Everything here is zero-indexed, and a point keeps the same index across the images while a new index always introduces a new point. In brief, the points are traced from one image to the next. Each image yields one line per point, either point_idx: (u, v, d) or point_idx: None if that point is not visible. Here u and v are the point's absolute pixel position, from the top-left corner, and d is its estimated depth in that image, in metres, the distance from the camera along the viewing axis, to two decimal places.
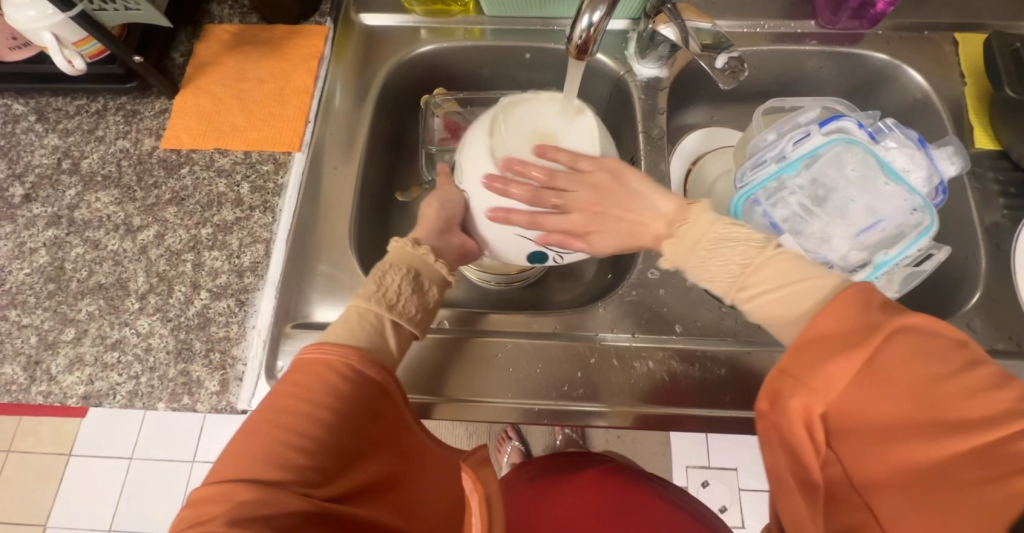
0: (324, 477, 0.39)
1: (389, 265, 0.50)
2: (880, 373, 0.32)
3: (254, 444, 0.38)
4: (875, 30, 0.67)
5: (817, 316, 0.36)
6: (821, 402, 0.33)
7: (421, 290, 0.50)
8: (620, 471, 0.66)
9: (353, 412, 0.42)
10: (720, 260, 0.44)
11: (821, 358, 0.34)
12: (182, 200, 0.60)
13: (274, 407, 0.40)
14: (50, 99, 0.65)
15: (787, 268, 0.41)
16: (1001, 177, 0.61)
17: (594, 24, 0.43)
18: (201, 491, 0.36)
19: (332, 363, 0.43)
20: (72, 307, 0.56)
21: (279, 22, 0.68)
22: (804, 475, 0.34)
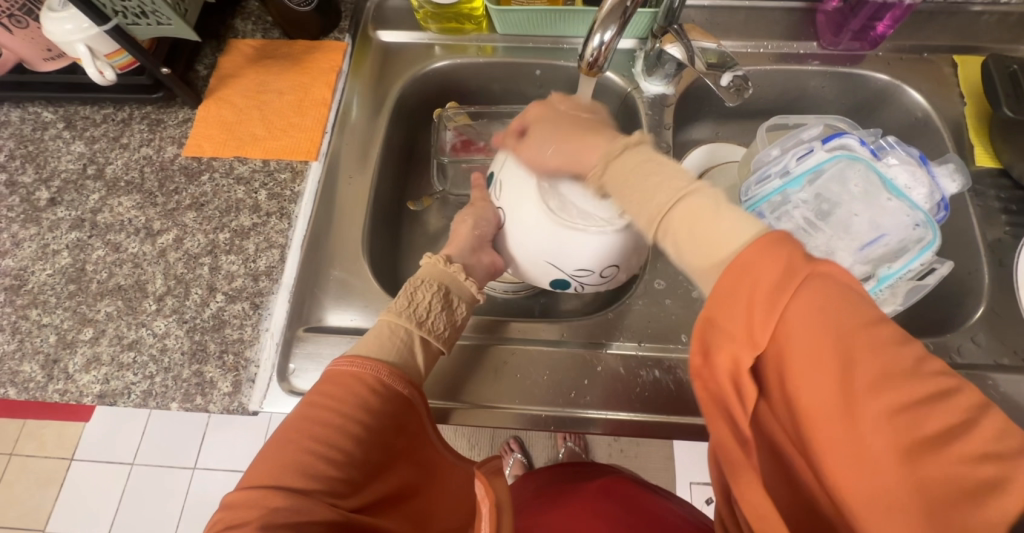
0: (350, 488, 0.39)
1: (420, 282, 0.52)
2: (801, 326, 0.29)
3: (283, 453, 0.38)
4: (875, 51, 0.69)
5: (740, 256, 0.32)
6: (746, 353, 0.31)
7: (449, 308, 0.52)
8: (625, 482, 0.66)
9: (379, 424, 0.43)
10: (641, 191, 0.40)
11: (738, 308, 0.31)
12: (202, 206, 0.62)
13: (304, 416, 0.41)
14: (78, 108, 0.67)
15: (703, 205, 0.36)
16: (1002, 194, 0.62)
17: (605, 43, 0.45)
18: (234, 496, 0.36)
19: (362, 375, 0.44)
20: (91, 308, 0.57)
21: (299, 37, 0.71)
22: (740, 433, 0.33)
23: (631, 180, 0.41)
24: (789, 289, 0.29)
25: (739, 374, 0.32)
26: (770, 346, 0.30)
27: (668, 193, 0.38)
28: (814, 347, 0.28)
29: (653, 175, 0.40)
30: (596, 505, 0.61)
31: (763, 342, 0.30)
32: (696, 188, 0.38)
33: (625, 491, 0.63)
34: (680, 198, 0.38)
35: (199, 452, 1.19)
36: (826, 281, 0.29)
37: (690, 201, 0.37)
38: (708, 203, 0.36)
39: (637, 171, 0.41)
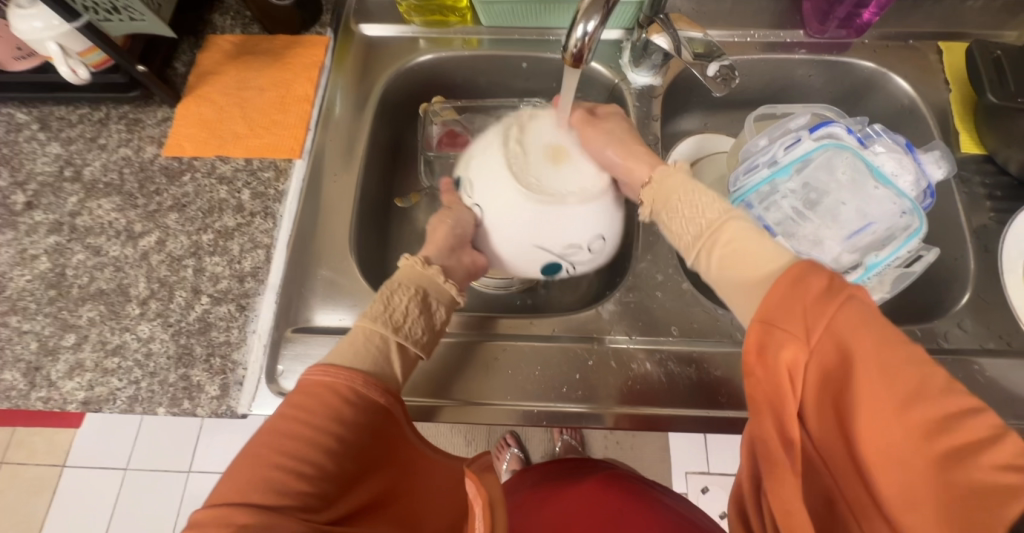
0: (323, 501, 0.39)
1: (397, 286, 0.51)
2: (855, 336, 0.32)
3: (253, 469, 0.38)
4: (862, 39, 0.69)
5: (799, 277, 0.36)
6: (803, 356, 0.33)
7: (422, 309, 0.50)
8: (620, 477, 0.66)
9: (354, 433, 0.42)
10: (684, 215, 0.50)
11: (795, 312, 0.34)
12: (184, 207, 0.61)
13: (275, 430, 0.41)
14: (53, 108, 0.66)
15: (747, 230, 0.45)
16: (987, 180, 0.63)
17: (589, 33, 0.44)
18: (201, 514, 0.36)
19: (335, 385, 0.44)
20: (72, 313, 0.56)
21: (280, 32, 0.70)
22: (784, 432, 0.35)
23: (677, 203, 0.50)
24: (845, 300, 0.33)
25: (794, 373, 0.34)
26: (825, 350, 0.33)
27: (714, 214, 0.48)
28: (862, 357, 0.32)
29: (701, 201, 0.49)
30: (592, 501, 0.61)
31: (821, 345, 0.33)
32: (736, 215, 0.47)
33: (621, 487, 0.64)
34: (721, 224, 0.47)
35: (193, 455, 1.18)
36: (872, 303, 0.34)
37: (733, 225, 0.46)
38: (745, 228, 0.45)
39: (684, 194, 0.51)
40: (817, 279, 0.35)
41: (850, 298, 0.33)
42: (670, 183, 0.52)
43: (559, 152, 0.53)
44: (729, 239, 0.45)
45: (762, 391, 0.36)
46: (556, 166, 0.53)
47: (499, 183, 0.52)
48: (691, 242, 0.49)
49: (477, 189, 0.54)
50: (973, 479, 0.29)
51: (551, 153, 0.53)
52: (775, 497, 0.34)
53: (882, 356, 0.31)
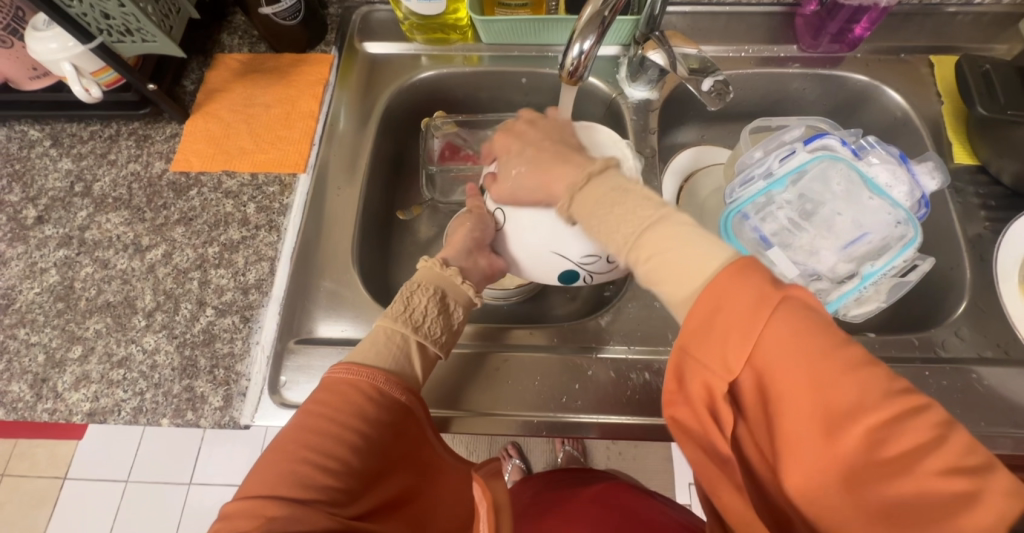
0: (349, 496, 0.39)
1: (417, 286, 0.52)
2: (769, 354, 0.31)
3: (281, 464, 0.38)
4: (854, 53, 0.71)
5: (721, 291, 0.33)
6: (719, 382, 0.33)
7: (444, 309, 0.51)
8: (622, 487, 0.66)
9: (377, 431, 0.43)
10: (608, 225, 0.42)
11: (712, 337, 0.33)
12: (190, 220, 0.62)
13: (301, 426, 0.41)
14: (66, 125, 0.67)
15: (671, 234, 0.38)
16: (980, 190, 0.63)
17: (584, 52, 0.46)
18: (231, 506, 0.36)
19: (359, 383, 0.44)
20: (80, 325, 0.57)
21: (286, 50, 0.72)
22: (719, 453, 0.33)
23: (603, 211, 0.42)
24: (761, 313, 0.31)
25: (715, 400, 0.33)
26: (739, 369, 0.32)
27: (641, 218, 0.40)
28: (780, 375, 0.31)
29: (625, 204, 0.42)
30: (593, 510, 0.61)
31: (734, 365, 0.32)
32: (667, 215, 0.40)
33: (622, 497, 0.64)
34: (646, 229, 0.40)
35: (194, 467, 1.17)
36: (800, 306, 0.32)
37: (661, 229, 0.39)
38: (676, 231, 0.38)
39: (609, 199, 0.43)
40: (737, 289, 0.33)
41: (768, 310, 0.31)
42: (584, 190, 0.44)
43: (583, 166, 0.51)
44: (658, 249, 0.38)
45: (685, 415, 0.35)
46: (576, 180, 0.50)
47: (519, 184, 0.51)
48: (614, 254, 0.42)
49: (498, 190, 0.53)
50: (920, 487, 0.28)
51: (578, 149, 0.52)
52: (729, 514, 0.33)
53: (796, 371, 0.30)
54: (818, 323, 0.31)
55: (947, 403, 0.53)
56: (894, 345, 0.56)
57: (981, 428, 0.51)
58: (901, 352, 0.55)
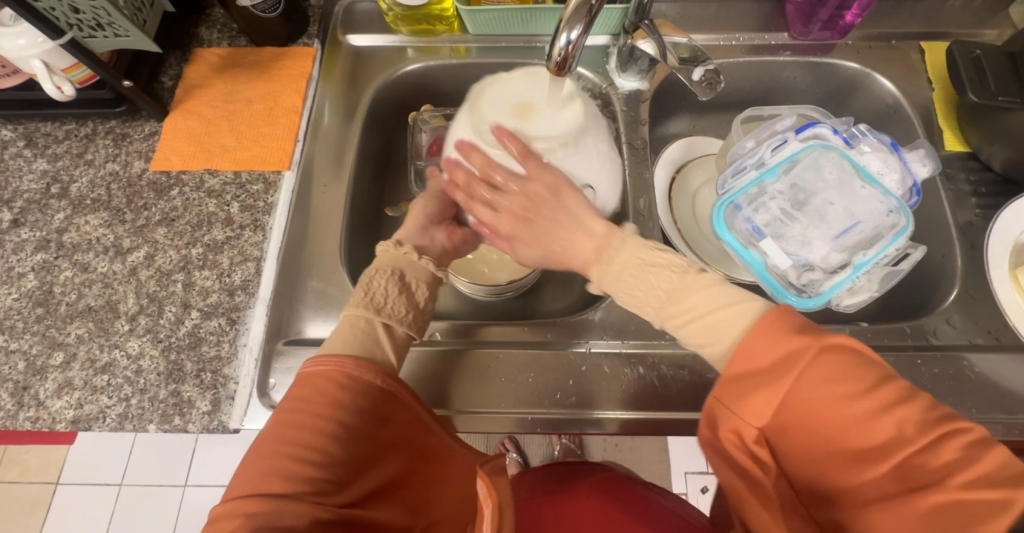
0: (336, 485, 0.38)
1: (374, 271, 0.50)
2: (803, 400, 0.33)
3: (262, 460, 0.37)
4: (845, 40, 0.70)
5: (750, 344, 0.36)
6: (753, 427, 0.34)
7: (407, 286, 0.50)
8: (618, 478, 0.66)
9: (357, 418, 0.41)
10: (644, 287, 0.45)
11: (746, 386, 0.35)
12: (172, 221, 0.60)
13: (279, 422, 0.40)
14: (39, 125, 0.65)
15: (703, 299, 0.42)
16: (971, 177, 0.63)
17: (572, 41, 0.45)
18: (218, 509, 0.36)
19: (333, 372, 0.42)
20: (60, 331, 0.56)
21: (267, 44, 0.70)
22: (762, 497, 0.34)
23: (635, 283, 0.46)
24: (792, 363, 0.34)
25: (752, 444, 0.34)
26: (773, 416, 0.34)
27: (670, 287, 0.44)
28: (814, 420, 0.33)
29: (652, 274, 0.45)
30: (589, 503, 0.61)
31: (767, 412, 0.34)
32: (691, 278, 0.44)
33: (618, 489, 0.64)
34: (676, 299, 0.44)
35: (189, 469, 1.16)
36: (829, 353, 0.34)
37: (692, 296, 0.43)
38: (705, 295, 0.42)
39: (636, 269, 0.46)
40: (771, 344, 0.35)
41: (797, 358, 0.34)
42: (610, 266, 0.47)
43: (528, 108, 0.50)
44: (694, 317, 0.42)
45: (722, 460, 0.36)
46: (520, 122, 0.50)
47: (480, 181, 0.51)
48: (653, 317, 0.45)
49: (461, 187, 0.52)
50: (957, 498, 0.30)
51: (518, 107, 0.50)
52: None
53: (829, 413, 0.33)
54: (847, 370, 0.33)
55: (939, 391, 0.53)
56: (887, 333, 0.56)
57: (973, 414, 0.52)
58: (894, 341, 0.55)
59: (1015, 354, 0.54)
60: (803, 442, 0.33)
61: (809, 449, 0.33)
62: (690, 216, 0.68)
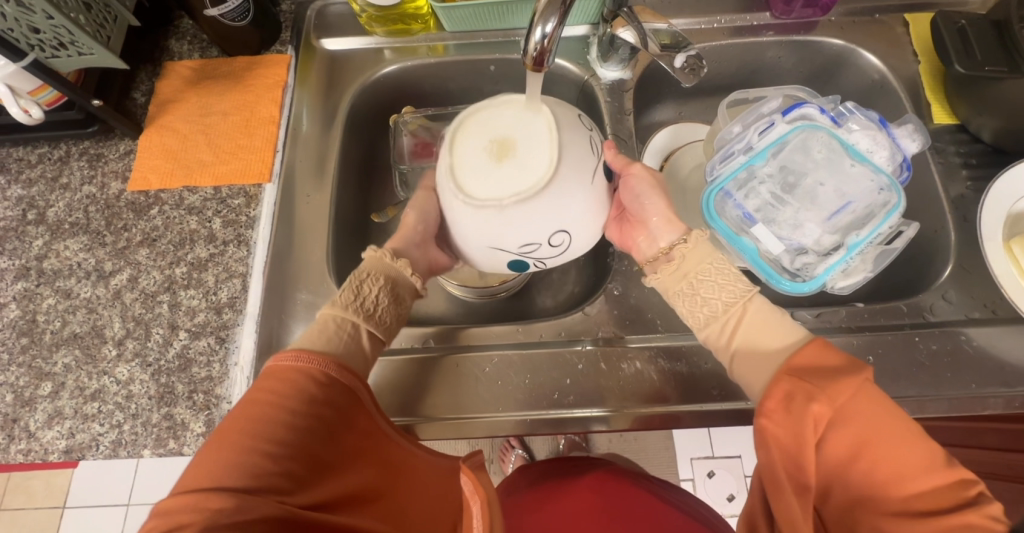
0: (293, 483, 0.38)
1: (366, 275, 0.50)
2: (869, 401, 0.37)
3: (225, 453, 0.37)
4: (828, 17, 0.69)
5: (815, 350, 0.42)
6: (829, 412, 0.37)
7: (389, 293, 0.50)
8: (616, 476, 0.66)
9: (324, 417, 0.42)
10: (719, 280, 0.49)
11: (821, 377, 0.39)
12: (154, 241, 0.59)
13: (242, 415, 0.40)
14: (11, 150, 0.64)
15: (765, 308, 0.48)
16: (961, 149, 0.63)
17: (548, 35, 0.43)
18: (175, 499, 0.35)
19: (297, 368, 0.43)
20: (47, 360, 0.55)
21: (239, 54, 0.68)
22: (800, 478, 0.37)
23: (702, 277, 0.50)
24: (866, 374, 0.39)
25: (821, 429, 0.37)
26: (841, 407, 0.37)
27: (744, 290, 0.49)
28: (872, 426, 0.37)
29: (727, 272, 0.50)
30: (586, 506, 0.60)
31: (839, 400, 0.37)
32: (756, 295, 0.49)
33: (615, 489, 0.63)
34: (744, 301, 0.49)
35: None
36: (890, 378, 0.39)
37: (755, 305, 0.48)
38: (765, 309, 0.48)
39: (714, 264, 0.50)
40: (834, 357, 0.41)
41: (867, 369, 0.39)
42: (693, 250, 0.51)
43: (506, 144, 0.45)
44: (744, 323, 0.48)
45: (778, 435, 0.38)
46: (499, 163, 0.45)
47: (486, 230, 0.46)
48: (706, 316, 0.49)
49: (476, 241, 0.47)
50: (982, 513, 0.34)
51: (492, 148, 0.46)
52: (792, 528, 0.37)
53: (882, 426, 0.37)
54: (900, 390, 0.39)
55: (936, 368, 0.53)
56: (883, 313, 0.55)
57: (972, 389, 0.52)
58: (889, 320, 0.55)
59: (1012, 326, 0.54)
60: (862, 439, 0.36)
61: (862, 457, 0.37)
62: (681, 205, 0.67)
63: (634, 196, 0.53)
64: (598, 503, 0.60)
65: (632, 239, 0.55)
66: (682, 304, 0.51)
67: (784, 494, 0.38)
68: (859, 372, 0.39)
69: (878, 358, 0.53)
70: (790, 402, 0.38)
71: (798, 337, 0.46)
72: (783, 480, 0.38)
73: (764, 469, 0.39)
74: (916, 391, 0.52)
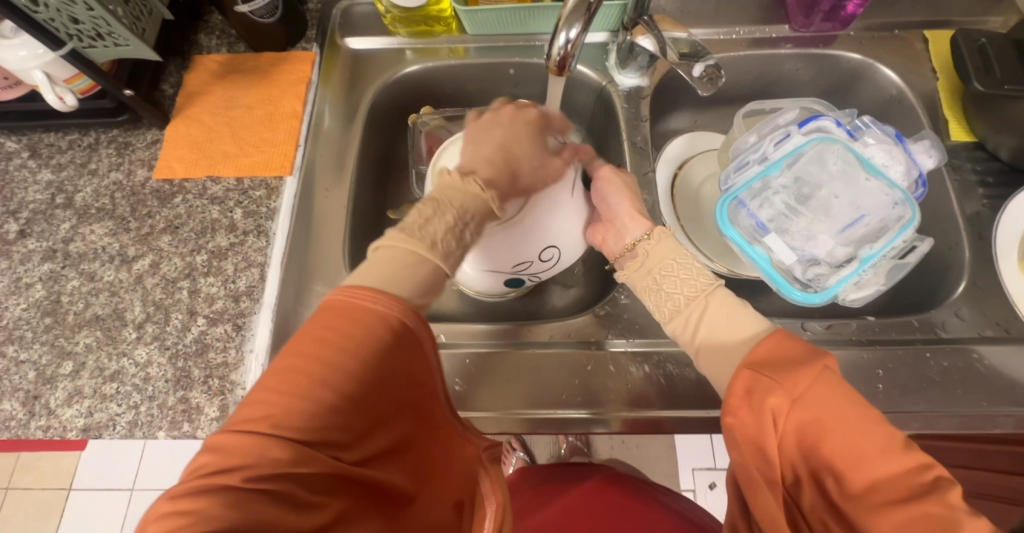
0: (349, 437, 0.37)
1: (473, 218, 0.46)
2: (823, 390, 0.36)
3: (287, 396, 0.35)
4: (847, 31, 0.69)
5: (775, 342, 0.40)
6: (785, 404, 0.36)
7: (478, 228, 0.46)
8: (606, 487, 0.65)
9: (388, 371, 0.39)
10: (681, 275, 0.48)
11: (781, 369, 0.37)
12: (176, 228, 0.61)
13: (307, 351, 0.36)
14: (43, 135, 0.65)
15: (728, 302, 0.46)
16: (978, 167, 0.63)
17: (571, 41, 0.45)
18: (221, 438, 0.33)
19: (375, 310, 0.39)
20: (69, 340, 0.56)
21: (267, 50, 0.70)
22: (767, 472, 0.37)
23: (665, 272, 0.49)
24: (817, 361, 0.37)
25: (780, 420, 0.36)
26: (799, 398, 0.36)
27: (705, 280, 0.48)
28: (831, 415, 0.35)
29: (691, 266, 0.49)
30: (561, 511, 0.61)
31: (794, 391, 0.36)
32: (718, 287, 0.47)
33: (609, 498, 0.62)
34: (706, 295, 0.47)
35: None
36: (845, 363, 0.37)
37: (718, 297, 0.46)
38: (729, 302, 0.46)
39: (676, 259, 0.50)
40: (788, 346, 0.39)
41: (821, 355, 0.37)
42: (657, 245, 0.51)
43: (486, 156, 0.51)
44: (706, 318, 0.46)
45: (741, 429, 0.38)
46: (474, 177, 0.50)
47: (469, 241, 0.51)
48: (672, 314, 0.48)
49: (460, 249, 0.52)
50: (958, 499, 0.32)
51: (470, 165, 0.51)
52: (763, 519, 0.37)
53: (837, 415, 0.35)
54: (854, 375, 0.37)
55: (947, 385, 0.52)
56: (894, 327, 0.55)
57: (982, 407, 0.51)
58: (901, 335, 0.55)
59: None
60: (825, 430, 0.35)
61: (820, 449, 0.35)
62: (694, 212, 0.67)
63: (601, 197, 0.55)
64: (584, 510, 0.60)
65: (602, 235, 0.55)
66: (648, 299, 0.50)
67: (759, 491, 0.37)
68: (814, 362, 0.37)
69: (888, 373, 0.53)
70: (751, 394, 0.37)
71: (763, 327, 0.43)
72: (754, 475, 0.37)
73: (737, 467, 0.39)
74: (925, 406, 0.52)
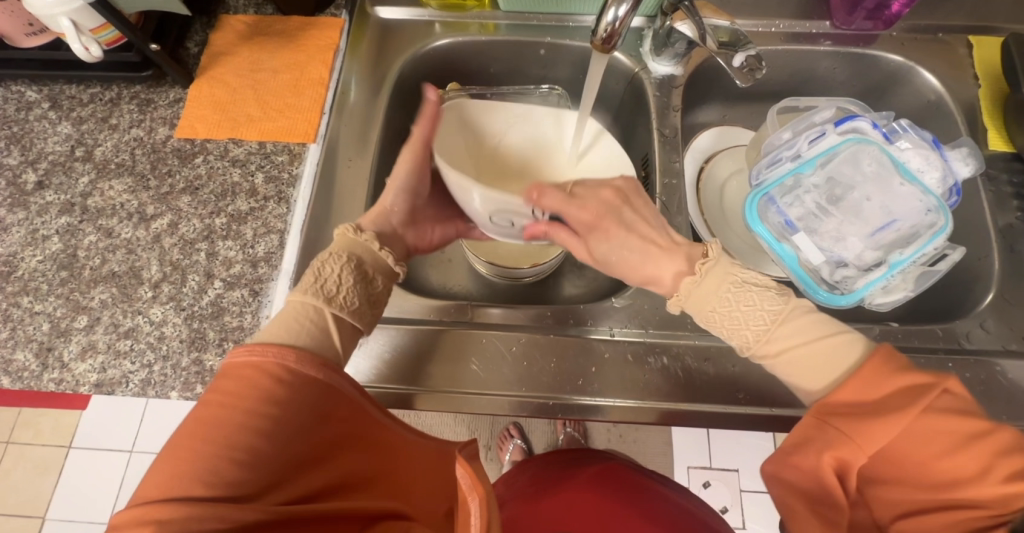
0: (260, 485, 0.37)
1: (328, 256, 0.47)
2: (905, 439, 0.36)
3: (185, 461, 0.35)
4: (889, 31, 0.67)
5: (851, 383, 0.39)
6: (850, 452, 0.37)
7: (340, 261, 0.47)
8: (596, 489, 0.62)
9: (292, 412, 0.40)
10: (745, 310, 0.45)
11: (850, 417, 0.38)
12: (196, 189, 0.60)
13: (201, 417, 0.38)
14: (64, 86, 0.65)
15: (806, 325, 0.44)
16: (1014, 179, 0.61)
17: (619, 18, 0.45)
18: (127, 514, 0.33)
19: (261, 365, 0.40)
20: (85, 295, 0.56)
21: (294, 13, 0.68)
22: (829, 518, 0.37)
23: (730, 305, 0.45)
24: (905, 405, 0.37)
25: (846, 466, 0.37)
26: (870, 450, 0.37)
27: (759, 326, 0.44)
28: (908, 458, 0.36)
29: (750, 297, 0.45)
30: (561, 501, 0.60)
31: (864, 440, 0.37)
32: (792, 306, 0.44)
33: (611, 487, 0.62)
34: (780, 322, 0.44)
35: None
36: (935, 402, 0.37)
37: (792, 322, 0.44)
38: (805, 328, 0.43)
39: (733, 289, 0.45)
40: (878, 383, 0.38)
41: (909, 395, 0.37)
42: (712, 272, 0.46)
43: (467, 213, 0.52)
44: (787, 348, 0.44)
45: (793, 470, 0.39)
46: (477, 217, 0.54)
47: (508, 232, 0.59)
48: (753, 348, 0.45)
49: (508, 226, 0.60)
50: None
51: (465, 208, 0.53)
52: None
53: (920, 445, 0.36)
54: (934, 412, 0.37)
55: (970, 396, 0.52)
56: (917, 334, 0.55)
57: (1005, 421, 0.51)
58: (924, 342, 0.54)
59: None
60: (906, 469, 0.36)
61: (906, 482, 0.36)
62: (714, 209, 0.66)
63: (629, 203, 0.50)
64: (585, 499, 0.60)
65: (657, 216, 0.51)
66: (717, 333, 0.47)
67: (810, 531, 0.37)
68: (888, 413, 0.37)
69: None
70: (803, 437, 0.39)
71: (849, 357, 0.41)
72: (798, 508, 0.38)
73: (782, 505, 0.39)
74: None
